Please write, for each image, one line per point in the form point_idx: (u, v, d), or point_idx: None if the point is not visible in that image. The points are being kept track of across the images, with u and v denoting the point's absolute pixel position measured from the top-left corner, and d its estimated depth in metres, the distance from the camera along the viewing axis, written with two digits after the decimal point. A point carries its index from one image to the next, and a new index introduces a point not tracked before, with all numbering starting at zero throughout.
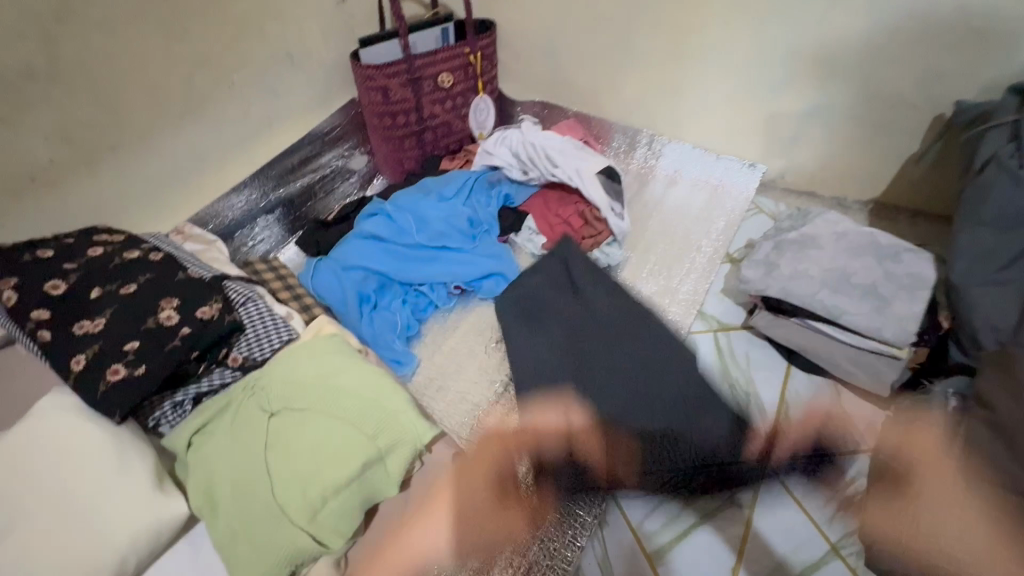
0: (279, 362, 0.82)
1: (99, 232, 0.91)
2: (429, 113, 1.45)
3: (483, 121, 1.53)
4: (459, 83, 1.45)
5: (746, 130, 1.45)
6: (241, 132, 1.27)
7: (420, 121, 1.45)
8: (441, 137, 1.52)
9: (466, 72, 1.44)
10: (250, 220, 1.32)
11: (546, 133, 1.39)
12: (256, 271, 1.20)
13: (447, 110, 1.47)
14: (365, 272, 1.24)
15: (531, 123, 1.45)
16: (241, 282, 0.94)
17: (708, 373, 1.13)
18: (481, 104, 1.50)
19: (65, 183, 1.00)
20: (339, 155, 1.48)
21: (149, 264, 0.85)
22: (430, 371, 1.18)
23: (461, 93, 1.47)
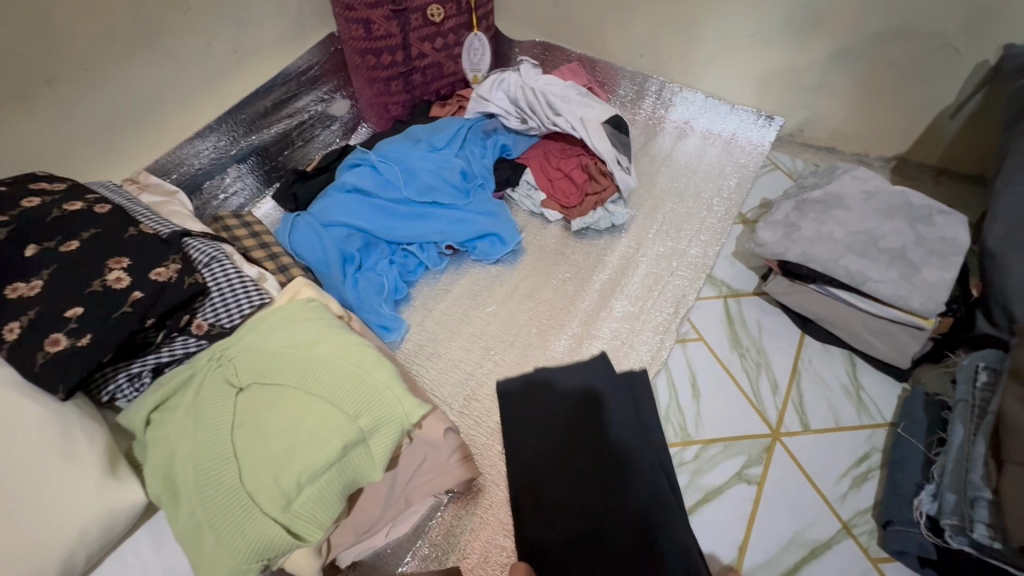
0: (249, 331, 0.73)
1: (38, 180, 0.79)
2: (417, 52, 1.30)
3: (477, 62, 1.38)
4: (452, 17, 1.29)
5: (766, 78, 1.32)
6: (202, 67, 1.12)
7: (407, 61, 1.30)
8: (430, 81, 1.37)
9: (459, 5, 1.28)
10: (219, 170, 1.20)
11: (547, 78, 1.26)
12: (225, 226, 1.09)
13: (437, 49, 1.32)
14: (349, 229, 1.14)
15: (530, 65, 1.30)
16: (205, 240, 0.83)
17: (716, 343, 1.06)
18: (475, 43, 1.35)
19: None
20: (318, 99, 1.34)
21: (95, 218, 0.74)
22: (420, 337, 1.10)
23: (453, 29, 1.31)
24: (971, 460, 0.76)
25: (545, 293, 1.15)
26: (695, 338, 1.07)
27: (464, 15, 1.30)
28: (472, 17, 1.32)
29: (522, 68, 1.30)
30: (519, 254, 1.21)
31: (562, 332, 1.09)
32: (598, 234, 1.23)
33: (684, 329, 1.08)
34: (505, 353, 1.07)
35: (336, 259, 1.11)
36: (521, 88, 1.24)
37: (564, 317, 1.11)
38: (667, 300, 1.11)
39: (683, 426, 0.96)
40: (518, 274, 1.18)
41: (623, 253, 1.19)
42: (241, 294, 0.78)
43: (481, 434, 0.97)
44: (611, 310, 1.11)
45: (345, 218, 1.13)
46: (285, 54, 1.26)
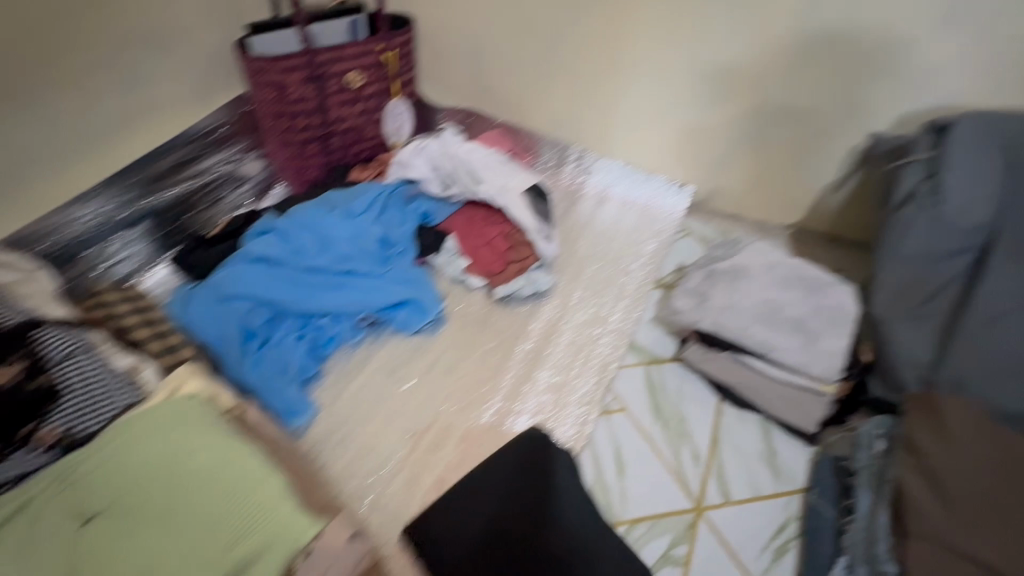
0: (108, 440, 0.64)
1: None
2: (335, 116, 1.27)
3: (399, 127, 1.37)
4: (371, 83, 1.28)
5: (675, 150, 1.41)
6: (84, 126, 1.03)
7: (325, 124, 1.26)
8: (350, 144, 1.34)
9: (379, 72, 1.28)
10: (103, 237, 1.08)
11: (468, 145, 1.27)
12: (105, 303, 0.97)
13: (357, 114, 1.30)
14: (252, 301, 1.05)
15: (452, 132, 1.31)
16: (63, 330, 0.73)
17: (640, 413, 1.06)
18: (397, 108, 1.35)
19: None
20: (226, 159, 1.25)
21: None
22: (331, 420, 1.01)
23: (373, 95, 1.30)
24: (876, 531, 0.78)
25: (468, 365, 1.10)
26: (619, 409, 1.06)
27: (384, 81, 1.30)
28: (393, 84, 1.32)
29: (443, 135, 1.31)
30: (441, 323, 1.16)
31: (485, 407, 1.04)
32: (522, 301, 1.21)
33: (608, 399, 1.07)
34: (424, 434, 1.00)
35: (236, 335, 1.01)
36: (442, 155, 1.24)
37: (487, 390, 1.07)
38: (591, 370, 1.10)
39: (609, 506, 0.94)
40: (440, 345, 1.13)
41: (547, 320, 1.18)
42: (101, 398, 0.70)
43: (397, 530, 0.89)
44: (536, 380, 1.09)
45: (249, 290, 1.05)
46: (187, 114, 1.19)
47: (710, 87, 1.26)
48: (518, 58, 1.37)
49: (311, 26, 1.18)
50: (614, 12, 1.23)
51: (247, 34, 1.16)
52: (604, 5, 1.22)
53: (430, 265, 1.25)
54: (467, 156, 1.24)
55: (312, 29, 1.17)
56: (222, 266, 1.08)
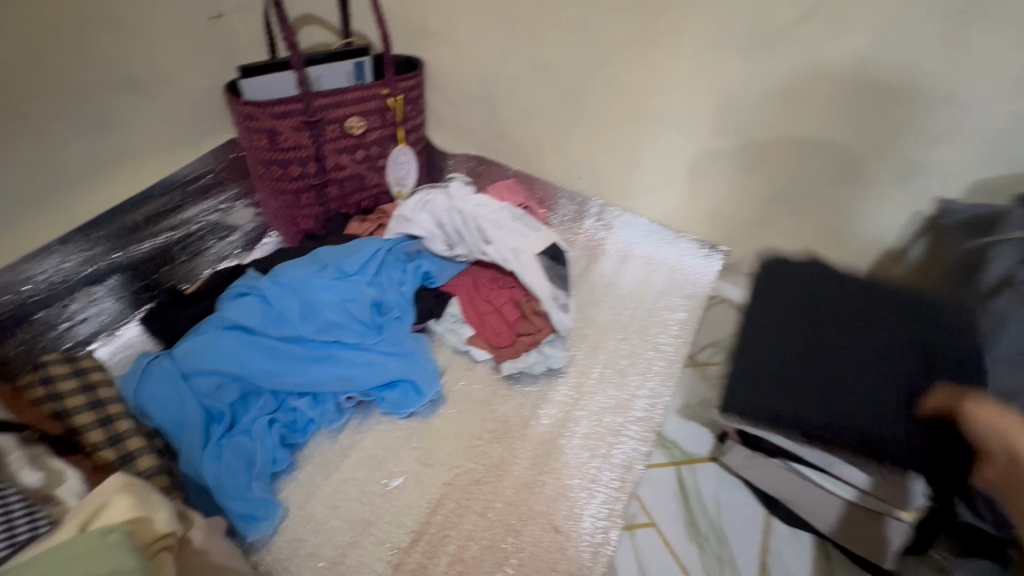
0: None
1: None
2: (333, 164, 1.16)
3: (404, 176, 1.26)
4: (374, 129, 1.17)
5: (708, 210, 1.26)
6: (48, 176, 0.91)
7: (321, 172, 1.15)
8: (349, 193, 1.22)
9: (383, 118, 1.17)
10: (63, 296, 0.95)
11: (478, 198, 1.14)
12: (47, 379, 0.82)
13: (357, 161, 1.19)
14: (221, 377, 0.91)
15: (461, 183, 1.19)
16: None
17: (672, 529, 0.88)
18: (402, 156, 1.24)
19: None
20: (212, 208, 1.14)
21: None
22: (299, 527, 0.85)
23: (376, 141, 1.19)
24: None
25: (467, 459, 0.94)
26: (645, 523, 0.88)
27: (390, 127, 1.19)
28: (399, 130, 1.21)
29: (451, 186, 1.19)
30: (439, 404, 1.01)
31: (485, 517, 0.87)
32: (532, 380, 1.05)
33: (632, 510, 0.90)
34: (408, 550, 0.83)
35: (198, 420, 0.86)
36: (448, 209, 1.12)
37: (486, 495, 0.90)
38: (612, 472, 0.93)
39: None
40: (436, 432, 0.97)
41: (561, 405, 1.02)
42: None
43: None
44: (546, 483, 0.92)
45: (218, 364, 0.90)
46: (169, 160, 1.08)
47: (750, 141, 1.13)
48: (535, 106, 1.26)
49: (310, 69, 1.07)
50: (644, 59, 1.11)
51: (239, 76, 1.06)
52: (633, 52, 1.10)
53: (430, 332, 1.10)
54: (475, 211, 1.11)
55: (311, 71, 1.07)
56: (191, 332, 0.95)
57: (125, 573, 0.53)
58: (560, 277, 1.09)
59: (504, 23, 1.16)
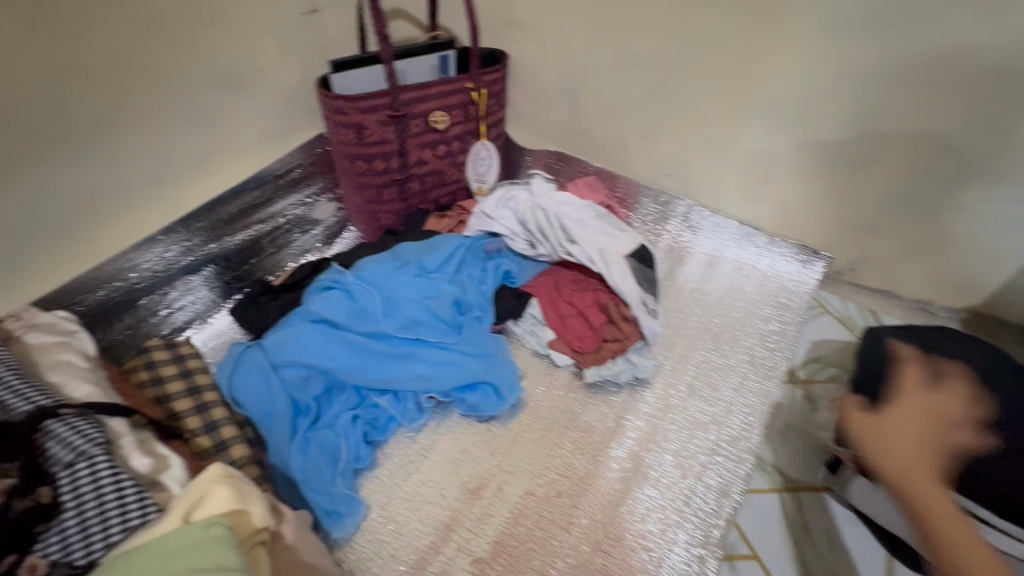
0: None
1: None
2: (415, 159, 1.14)
3: (484, 172, 1.23)
4: (457, 123, 1.15)
5: (813, 214, 1.14)
6: (154, 168, 0.94)
7: (403, 167, 1.14)
8: (429, 188, 1.21)
9: (466, 112, 1.15)
10: (164, 284, 0.99)
11: (561, 196, 1.10)
12: (150, 365, 0.85)
13: (439, 156, 1.17)
14: (307, 370, 0.91)
15: (543, 180, 1.16)
16: (81, 422, 0.59)
17: (778, 565, 0.79)
18: (482, 152, 1.21)
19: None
20: (298, 202, 1.17)
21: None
22: (381, 528, 0.83)
23: (458, 136, 1.17)
24: None
25: (550, 469, 0.89)
26: (747, 555, 0.80)
27: (471, 122, 1.17)
28: (481, 125, 1.18)
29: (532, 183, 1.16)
30: (519, 408, 0.97)
31: (570, 534, 0.82)
32: (615, 388, 0.99)
33: (732, 539, 0.82)
34: (490, 561, 0.80)
35: (286, 412, 0.87)
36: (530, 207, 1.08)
37: (570, 510, 0.85)
38: (707, 496, 0.86)
39: None
40: (516, 437, 0.93)
41: (648, 418, 0.95)
42: (111, 510, 0.55)
43: None
44: (632, 502, 0.86)
45: (304, 356, 0.91)
46: (261, 154, 1.10)
47: (869, 136, 1.01)
48: (622, 99, 1.19)
49: (398, 63, 1.06)
50: (748, 46, 1.01)
51: (329, 71, 1.06)
52: (739, 37, 1.01)
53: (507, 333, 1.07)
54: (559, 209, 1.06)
55: (398, 66, 1.06)
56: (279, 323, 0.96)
57: (229, 569, 0.52)
58: (648, 280, 1.02)
59: (596, 11, 1.10)
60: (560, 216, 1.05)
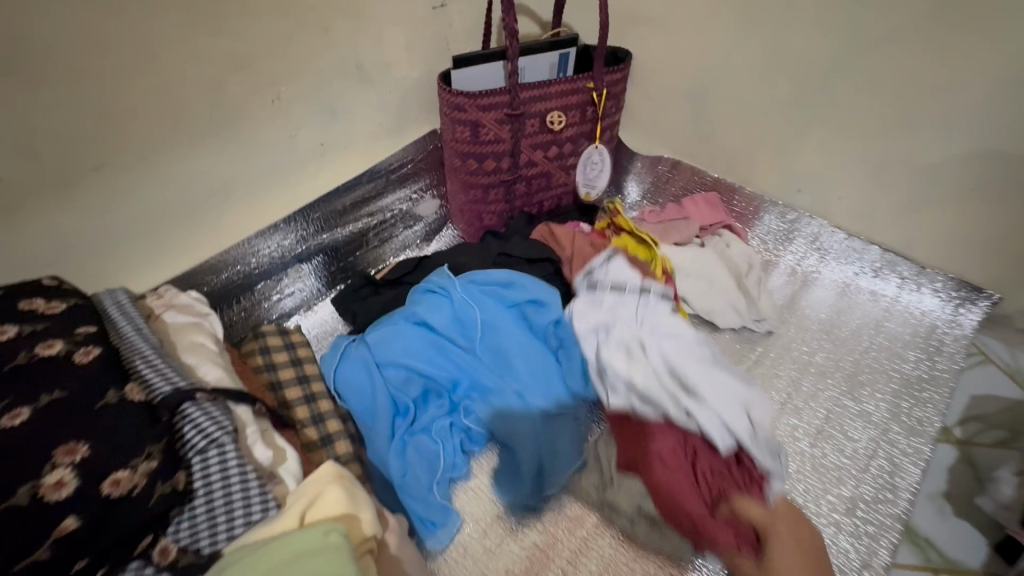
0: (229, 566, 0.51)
1: (38, 298, 0.63)
2: (526, 161, 1.10)
3: (595, 177, 1.15)
4: (572, 125, 1.09)
5: (987, 248, 0.97)
6: (283, 159, 0.97)
7: (513, 168, 1.10)
8: (535, 191, 1.16)
9: (583, 113, 1.09)
10: (279, 271, 1.02)
11: (677, 350, 0.84)
12: (266, 351, 0.87)
13: (549, 159, 1.12)
14: (411, 372, 0.89)
15: (642, 293, 0.91)
16: (214, 409, 0.58)
17: None
18: (596, 156, 1.13)
19: (20, 210, 0.73)
20: (406, 197, 1.16)
21: (69, 375, 0.54)
22: (477, 543, 0.80)
23: (571, 138, 1.11)
24: None
25: None
26: None
27: (587, 124, 1.11)
28: (596, 128, 1.12)
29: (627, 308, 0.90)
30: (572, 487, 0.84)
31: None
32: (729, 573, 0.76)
33: None
34: None
35: (386, 411, 0.85)
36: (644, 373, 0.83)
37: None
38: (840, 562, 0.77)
39: None
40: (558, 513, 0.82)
41: None
42: (237, 504, 0.55)
43: None
44: None
45: (409, 361, 0.89)
46: (378, 148, 1.10)
47: None
48: (758, 106, 1.08)
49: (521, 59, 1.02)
50: (924, 49, 0.88)
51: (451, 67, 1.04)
52: (917, 38, 0.87)
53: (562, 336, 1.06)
54: (669, 346, 0.85)
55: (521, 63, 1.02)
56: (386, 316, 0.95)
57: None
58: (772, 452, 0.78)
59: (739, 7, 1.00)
60: (680, 362, 0.82)
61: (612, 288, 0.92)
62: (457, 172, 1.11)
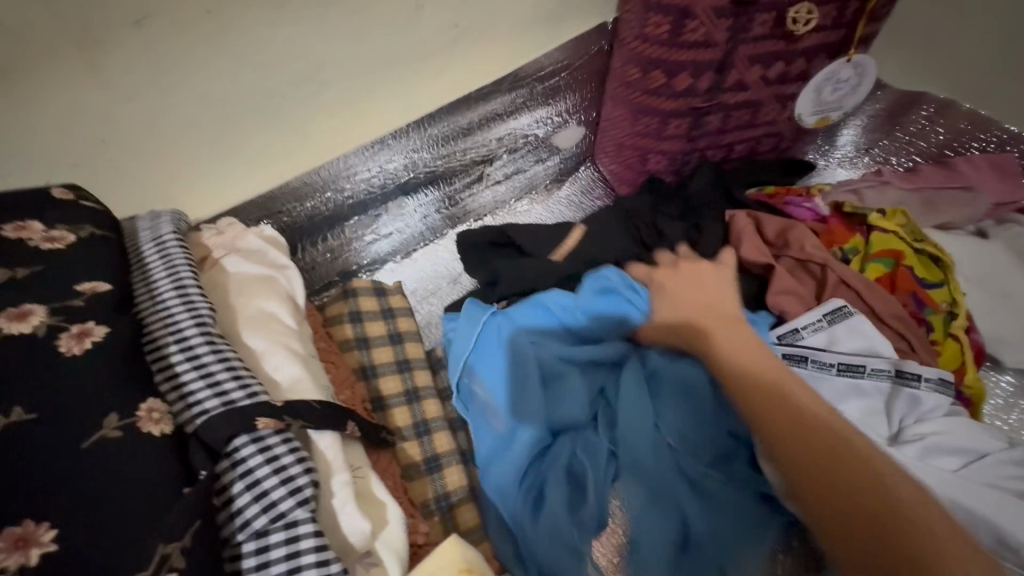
0: None
1: (37, 220, 0.40)
2: (734, 82, 0.71)
3: (834, 100, 0.76)
4: (819, 27, 0.67)
5: None
6: (400, 45, 0.66)
7: (712, 91, 0.71)
8: (729, 128, 0.78)
9: (841, 11, 0.67)
10: (378, 204, 0.77)
11: (951, 473, 0.52)
12: (356, 318, 0.63)
13: (766, 82, 0.72)
14: (573, 383, 0.57)
15: (894, 383, 0.58)
16: (289, 452, 0.35)
17: None
18: (845, 71, 0.73)
19: (26, 74, 0.49)
20: (544, 119, 0.84)
21: (52, 385, 0.32)
22: None
23: (807, 52, 0.69)
24: None
25: None
26: None
27: (838, 32, 0.69)
28: (851, 36, 0.70)
29: (863, 403, 0.58)
30: None
31: None
32: None
33: None
34: None
35: (523, 434, 0.56)
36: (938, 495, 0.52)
37: None
38: None
39: None
40: None
41: None
42: None
43: None
44: None
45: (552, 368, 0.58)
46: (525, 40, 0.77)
47: None
48: None
49: None
50: None
51: None
52: None
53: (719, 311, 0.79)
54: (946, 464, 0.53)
55: None
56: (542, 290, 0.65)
57: None
58: None
59: None
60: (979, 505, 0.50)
61: (840, 360, 0.59)
62: (626, 91, 0.76)
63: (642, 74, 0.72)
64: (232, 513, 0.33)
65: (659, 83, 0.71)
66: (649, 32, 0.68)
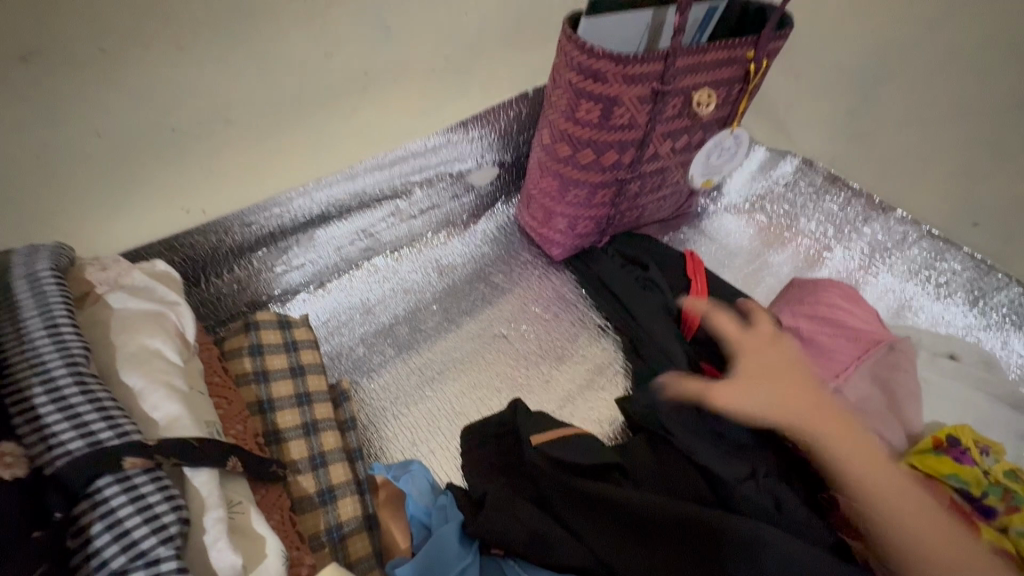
0: None
1: None
2: (651, 154, 0.79)
3: (718, 165, 0.86)
4: (715, 107, 0.78)
5: None
6: (313, 90, 0.70)
7: (634, 164, 0.78)
8: (645, 194, 0.86)
9: (728, 93, 0.77)
10: (290, 237, 0.77)
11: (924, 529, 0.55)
12: (259, 353, 0.63)
13: (674, 152, 0.81)
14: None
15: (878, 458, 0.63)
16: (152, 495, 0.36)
17: None
18: (728, 141, 0.84)
19: None
20: (459, 157, 0.88)
21: None
22: None
23: (705, 126, 0.80)
24: None
25: None
26: None
27: (726, 108, 0.80)
28: (734, 114, 0.81)
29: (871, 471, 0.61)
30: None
31: None
32: None
33: None
34: None
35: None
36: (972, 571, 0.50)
37: None
38: None
39: None
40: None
41: None
42: None
43: None
44: None
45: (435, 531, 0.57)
46: (438, 91, 0.82)
47: None
48: (949, 112, 0.81)
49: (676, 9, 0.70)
50: None
51: (580, 14, 0.70)
52: None
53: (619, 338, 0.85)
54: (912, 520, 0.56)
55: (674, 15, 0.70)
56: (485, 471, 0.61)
57: None
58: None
59: None
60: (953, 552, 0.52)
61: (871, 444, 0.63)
62: (558, 164, 0.79)
63: (572, 150, 0.76)
64: (95, 552, 0.33)
65: (589, 157, 0.76)
66: (581, 113, 0.72)
